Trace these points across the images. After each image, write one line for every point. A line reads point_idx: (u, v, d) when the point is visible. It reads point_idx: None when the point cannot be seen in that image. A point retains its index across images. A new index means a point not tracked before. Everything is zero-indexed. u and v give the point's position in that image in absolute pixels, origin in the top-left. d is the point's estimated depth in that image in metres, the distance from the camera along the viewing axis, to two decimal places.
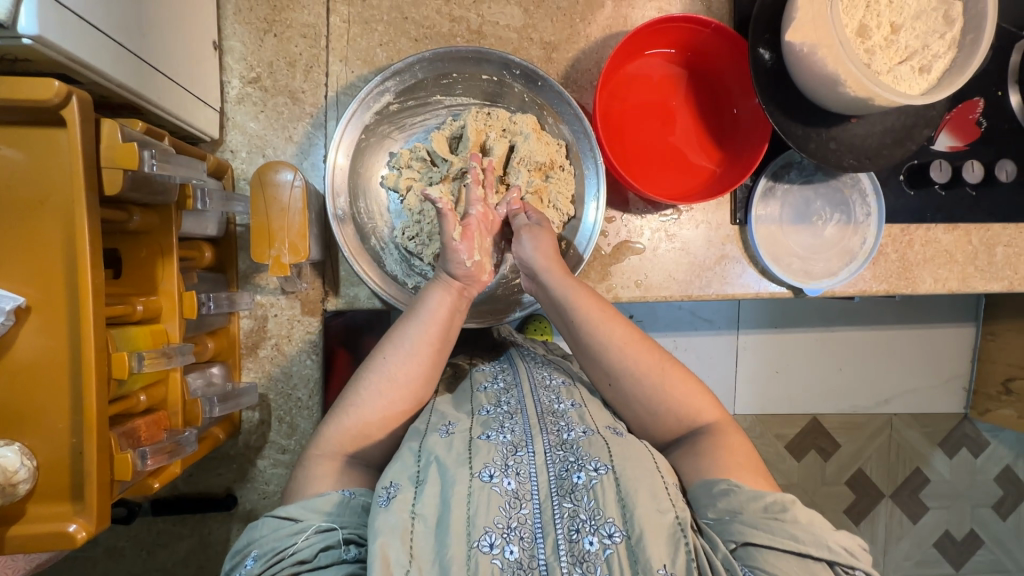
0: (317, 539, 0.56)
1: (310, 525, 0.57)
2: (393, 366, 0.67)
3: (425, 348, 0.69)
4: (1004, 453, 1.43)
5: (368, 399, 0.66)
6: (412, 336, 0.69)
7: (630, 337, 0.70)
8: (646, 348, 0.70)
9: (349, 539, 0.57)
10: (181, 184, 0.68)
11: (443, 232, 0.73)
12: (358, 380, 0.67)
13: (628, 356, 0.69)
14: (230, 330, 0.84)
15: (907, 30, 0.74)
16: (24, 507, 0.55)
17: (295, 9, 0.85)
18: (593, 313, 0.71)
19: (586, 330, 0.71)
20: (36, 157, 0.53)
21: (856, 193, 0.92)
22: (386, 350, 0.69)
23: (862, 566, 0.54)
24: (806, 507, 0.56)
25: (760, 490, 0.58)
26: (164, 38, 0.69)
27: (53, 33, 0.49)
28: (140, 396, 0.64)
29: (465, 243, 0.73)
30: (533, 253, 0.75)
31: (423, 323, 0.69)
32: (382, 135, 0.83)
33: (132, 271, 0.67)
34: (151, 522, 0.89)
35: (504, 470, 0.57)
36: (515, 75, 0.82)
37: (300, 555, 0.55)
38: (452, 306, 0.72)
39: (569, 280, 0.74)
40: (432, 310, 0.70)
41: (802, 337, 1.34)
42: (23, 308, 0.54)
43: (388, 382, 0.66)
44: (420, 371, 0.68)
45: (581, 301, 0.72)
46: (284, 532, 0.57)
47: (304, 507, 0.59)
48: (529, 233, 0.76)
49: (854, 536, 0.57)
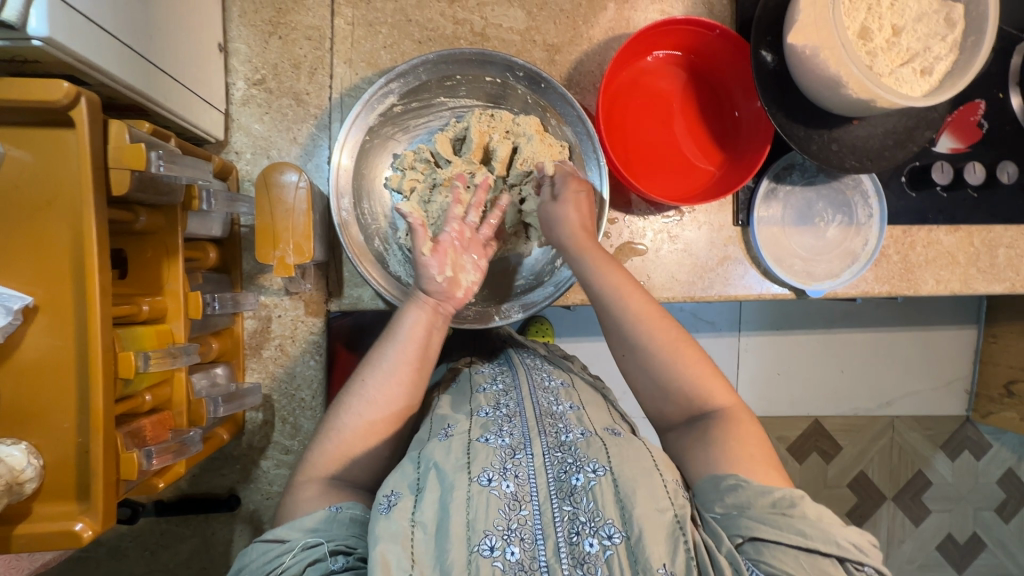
0: (304, 555, 0.56)
1: (296, 544, 0.57)
2: (372, 388, 0.67)
3: (402, 368, 0.69)
4: (1007, 456, 1.42)
5: (351, 421, 0.66)
6: (390, 358, 0.69)
7: (646, 307, 0.71)
8: (661, 320, 0.70)
9: (335, 550, 0.57)
10: (187, 184, 0.68)
11: (415, 246, 0.74)
12: (340, 404, 0.68)
13: (643, 323, 0.70)
14: (234, 331, 0.85)
15: (908, 32, 0.75)
16: (29, 507, 0.55)
17: (300, 11, 0.85)
18: (614, 283, 0.73)
19: (605, 296, 0.72)
20: (45, 158, 0.54)
21: (857, 195, 0.92)
22: (365, 372, 0.69)
23: (872, 563, 0.54)
24: (815, 503, 0.56)
25: (768, 485, 0.58)
26: (171, 40, 0.70)
27: (63, 35, 0.50)
28: (145, 396, 0.64)
29: (434, 258, 0.73)
30: (562, 223, 0.76)
31: (400, 343, 0.69)
32: (385, 137, 0.83)
33: (137, 271, 0.67)
34: (155, 523, 0.89)
35: (503, 473, 0.57)
36: (519, 77, 0.82)
37: (288, 573, 0.55)
38: (428, 325, 0.71)
39: (594, 247, 0.75)
40: (408, 329, 0.70)
41: (804, 339, 1.34)
42: (31, 307, 0.54)
43: (367, 405, 0.66)
44: (400, 391, 0.68)
45: (604, 267, 0.74)
46: (271, 554, 0.57)
47: (289, 527, 0.59)
48: (563, 202, 0.77)
49: (863, 533, 0.56)
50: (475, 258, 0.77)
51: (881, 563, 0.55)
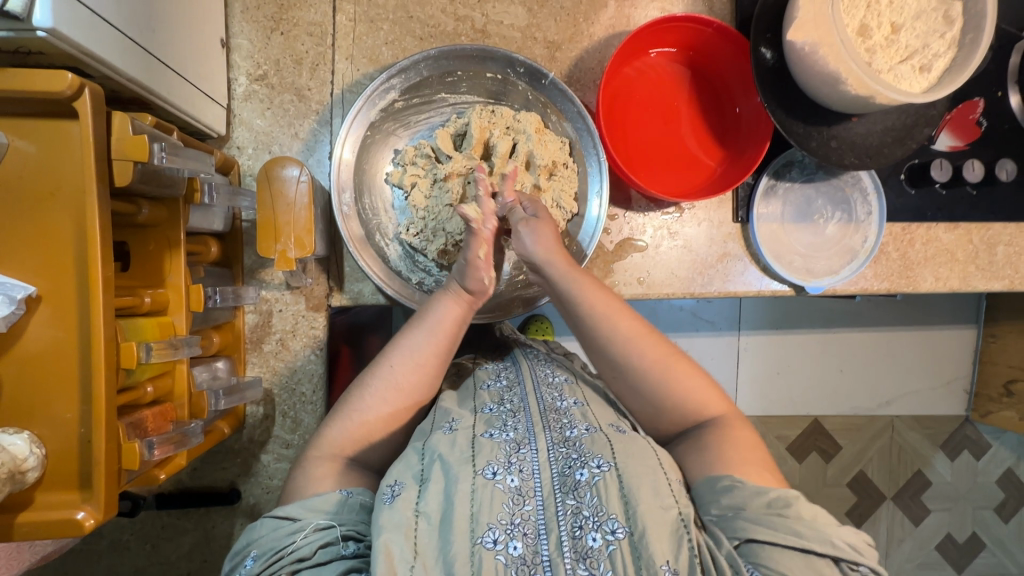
0: (315, 537, 0.57)
1: (308, 524, 0.57)
2: (400, 374, 0.68)
3: (434, 358, 0.69)
4: (1006, 455, 1.42)
5: (375, 406, 0.67)
6: (423, 346, 0.69)
7: (637, 330, 0.70)
8: (653, 340, 0.70)
9: (347, 535, 0.57)
10: (189, 177, 0.69)
11: (469, 248, 0.72)
12: (361, 387, 0.68)
13: (635, 351, 0.69)
14: (235, 325, 0.85)
15: (907, 29, 0.75)
16: (32, 496, 0.55)
17: (301, 7, 0.86)
18: (598, 307, 0.71)
19: (593, 324, 0.71)
20: (48, 149, 0.54)
21: (857, 192, 0.92)
22: (391, 357, 0.69)
23: (868, 562, 0.54)
24: (809, 502, 0.57)
25: (763, 486, 0.58)
26: (174, 34, 0.70)
27: (68, 27, 0.50)
28: (148, 387, 0.65)
29: (485, 262, 0.73)
30: (535, 248, 0.74)
31: (434, 333, 0.70)
32: (386, 133, 0.84)
33: (141, 264, 0.68)
34: (156, 516, 0.90)
35: (507, 467, 0.58)
36: (520, 73, 0.82)
37: (299, 554, 0.55)
38: (460, 319, 0.72)
39: (579, 274, 0.73)
40: (443, 319, 0.71)
41: (803, 337, 1.35)
42: (33, 297, 0.55)
43: (395, 392, 0.67)
44: (425, 379, 0.69)
45: (589, 294, 0.71)
46: (283, 531, 0.57)
47: (303, 506, 0.59)
48: (528, 225, 0.75)
49: (859, 532, 0.56)
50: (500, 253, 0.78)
51: (878, 562, 0.55)
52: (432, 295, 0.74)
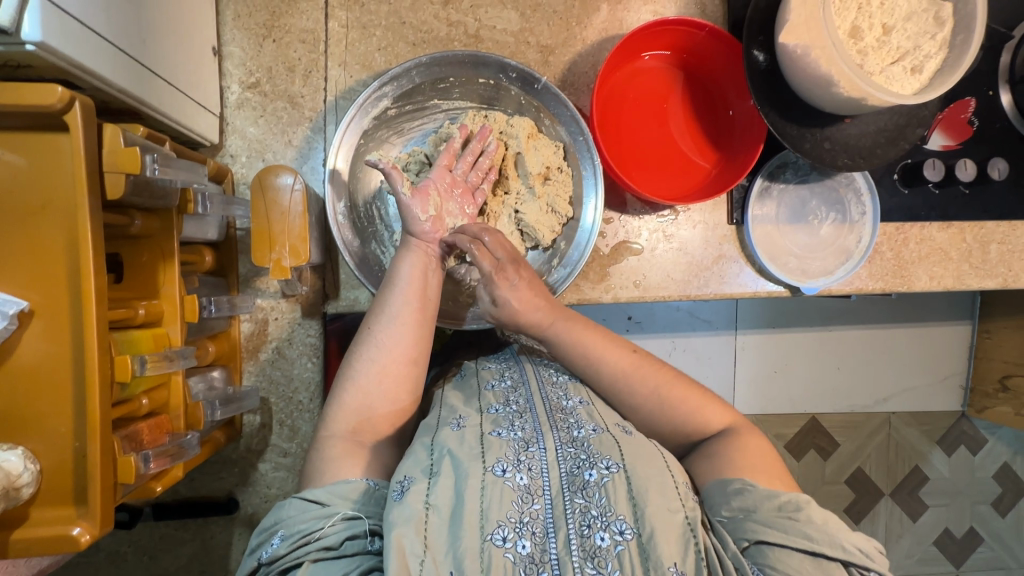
0: (342, 527, 0.56)
1: (337, 512, 0.56)
2: (380, 334, 0.67)
3: (406, 311, 0.69)
4: (1003, 450, 1.43)
5: (364, 370, 0.66)
6: (394, 302, 0.69)
7: (630, 361, 0.71)
8: (644, 366, 0.71)
9: (374, 529, 0.56)
10: (182, 188, 0.68)
11: (393, 190, 0.72)
12: (351, 355, 0.67)
13: (624, 382, 0.70)
14: (231, 334, 0.85)
15: (898, 31, 0.75)
16: (27, 512, 0.55)
17: (294, 15, 0.85)
18: (587, 339, 0.73)
19: (580, 365, 0.73)
20: (39, 163, 0.54)
21: (851, 192, 0.92)
22: (371, 323, 0.69)
23: (876, 567, 0.54)
24: (821, 507, 0.56)
25: (774, 489, 0.58)
26: (164, 44, 0.70)
27: (56, 39, 0.50)
28: (143, 399, 0.64)
29: (419, 201, 0.73)
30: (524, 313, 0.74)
31: (401, 286, 0.70)
32: (380, 140, 0.83)
33: (134, 275, 0.67)
34: (154, 527, 0.89)
35: (516, 465, 0.57)
36: (512, 79, 0.82)
37: (326, 542, 0.55)
38: (424, 266, 0.72)
39: (561, 320, 0.74)
40: (405, 272, 0.71)
41: (800, 336, 1.35)
42: (26, 311, 0.54)
43: (377, 349, 0.66)
44: (408, 333, 0.68)
45: (575, 333, 0.73)
46: (313, 515, 0.57)
47: (330, 492, 0.58)
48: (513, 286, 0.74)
49: (869, 538, 0.56)
50: (460, 203, 0.78)
51: (887, 569, 0.55)
52: (393, 258, 0.74)
